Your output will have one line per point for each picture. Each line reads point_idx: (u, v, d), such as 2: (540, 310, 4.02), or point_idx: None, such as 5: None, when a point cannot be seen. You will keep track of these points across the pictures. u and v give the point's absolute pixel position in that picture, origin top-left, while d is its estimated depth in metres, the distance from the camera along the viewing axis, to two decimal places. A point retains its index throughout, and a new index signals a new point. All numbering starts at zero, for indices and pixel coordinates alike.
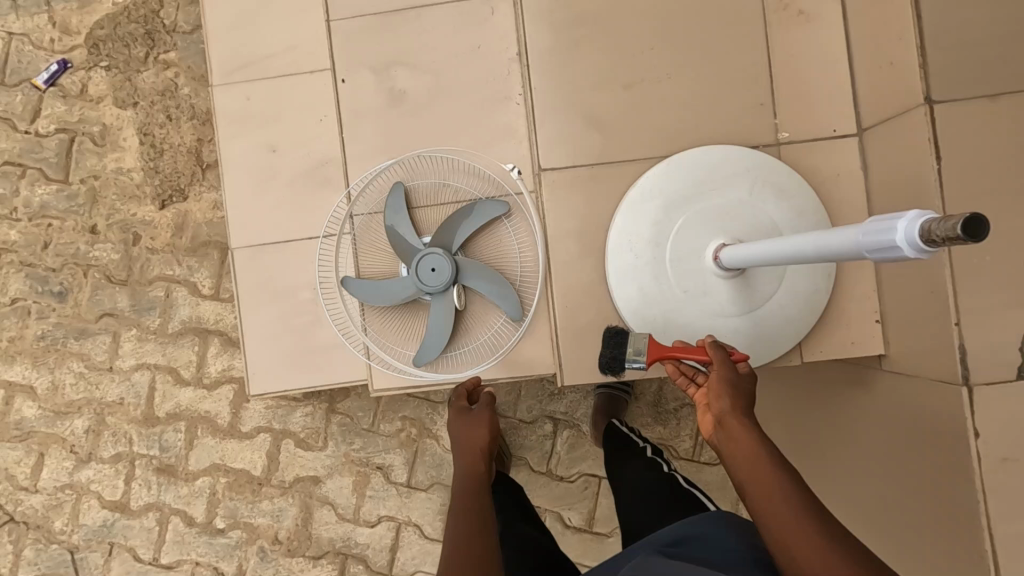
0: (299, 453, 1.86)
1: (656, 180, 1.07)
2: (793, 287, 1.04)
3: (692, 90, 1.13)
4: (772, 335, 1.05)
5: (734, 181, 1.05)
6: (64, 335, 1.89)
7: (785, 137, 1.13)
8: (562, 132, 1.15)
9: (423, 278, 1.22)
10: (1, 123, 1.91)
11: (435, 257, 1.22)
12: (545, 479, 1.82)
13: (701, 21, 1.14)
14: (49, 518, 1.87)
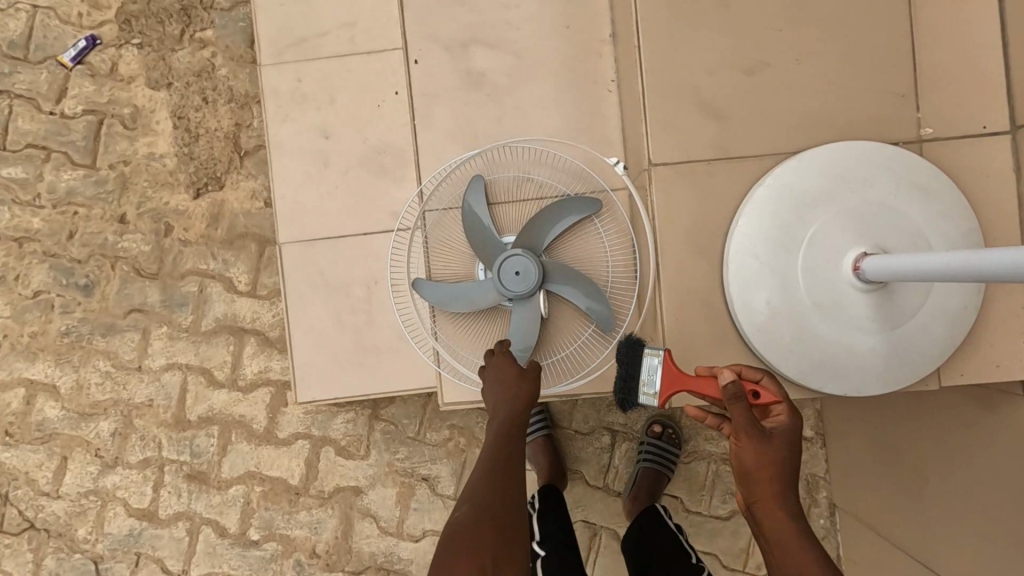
0: (340, 462, 1.75)
1: (790, 179, 0.97)
2: (939, 303, 0.93)
3: (816, 78, 1.02)
4: (915, 355, 0.94)
5: (874, 182, 0.95)
6: (90, 331, 1.77)
7: (929, 133, 1.01)
8: (673, 123, 1.05)
9: (506, 283, 1.14)
10: (24, 102, 1.78)
11: (518, 260, 1.13)
12: (601, 494, 1.72)
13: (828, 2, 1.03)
14: (72, 526, 1.76)
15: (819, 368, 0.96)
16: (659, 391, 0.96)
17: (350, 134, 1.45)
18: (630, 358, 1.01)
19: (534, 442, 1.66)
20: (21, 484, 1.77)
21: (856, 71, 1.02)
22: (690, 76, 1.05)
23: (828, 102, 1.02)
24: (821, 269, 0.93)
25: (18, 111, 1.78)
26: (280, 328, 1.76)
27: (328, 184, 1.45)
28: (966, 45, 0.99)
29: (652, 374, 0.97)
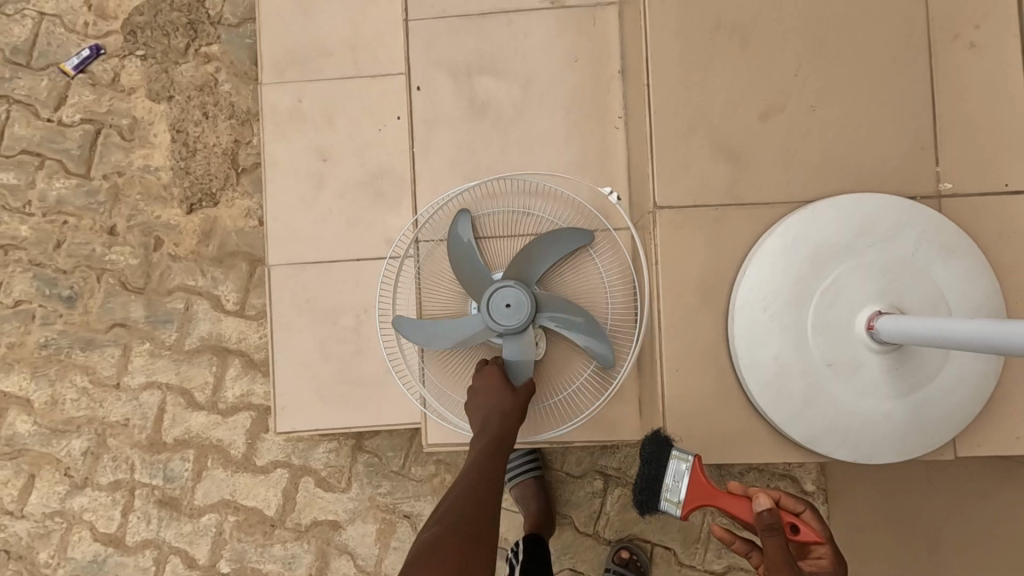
0: (319, 494, 1.67)
1: (804, 229, 0.91)
2: (959, 368, 0.87)
3: (832, 125, 0.98)
4: (930, 424, 0.88)
5: (892, 235, 0.90)
6: (69, 344, 1.71)
7: (948, 189, 0.96)
8: (684, 164, 1.01)
9: (496, 316, 1.07)
10: (21, 108, 1.75)
11: (507, 292, 1.08)
12: (591, 542, 1.64)
13: (849, 47, 0.99)
14: (34, 548, 1.68)
15: (827, 431, 0.90)
16: (683, 502, 0.92)
17: (348, 157, 1.41)
18: (654, 460, 0.96)
19: (521, 483, 1.57)
20: None
21: (876, 121, 0.98)
22: (704, 117, 1.01)
23: (844, 151, 0.98)
24: (834, 326, 0.88)
25: (15, 117, 1.75)
26: (265, 350, 1.70)
27: (323, 207, 1.41)
28: (986, 100, 0.96)
29: (677, 481, 0.93)
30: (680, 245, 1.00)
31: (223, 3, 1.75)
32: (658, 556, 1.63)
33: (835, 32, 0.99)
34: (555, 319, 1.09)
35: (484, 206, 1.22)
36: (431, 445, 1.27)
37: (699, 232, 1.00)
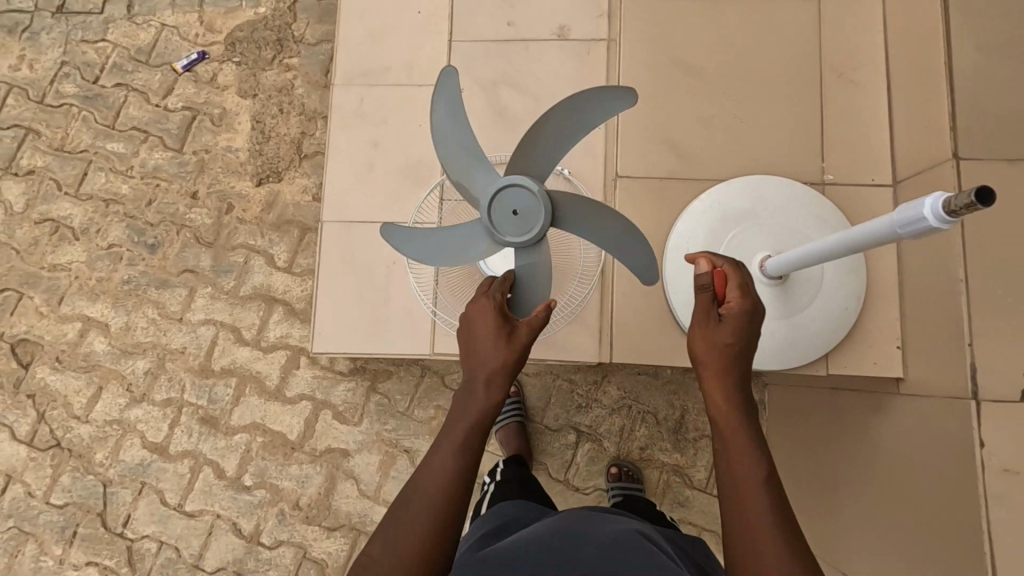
0: (335, 425, 1.97)
1: (718, 196, 1.25)
2: (827, 302, 1.18)
3: (750, 130, 1.34)
4: (803, 342, 1.18)
5: (782, 207, 1.23)
6: (146, 283, 2.08)
7: (830, 178, 1.30)
8: (643, 148, 1.36)
9: (501, 224, 1.08)
10: (137, 95, 2.20)
11: (510, 198, 1.08)
12: (561, 487, 1.90)
13: (767, 78, 1.35)
14: (92, 449, 1.99)
15: None
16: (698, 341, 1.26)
17: (393, 143, 1.77)
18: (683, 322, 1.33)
19: (506, 426, 1.87)
20: (57, 405, 2.02)
21: (784, 130, 1.33)
22: (660, 118, 1.36)
23: (759, 150, 1.33)
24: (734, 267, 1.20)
25: (131, 101, 2.19)
26: (305, 302, 2.05)
27: (368, 181, 1.76)
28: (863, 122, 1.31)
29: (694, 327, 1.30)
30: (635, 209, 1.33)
31: (306, 27, 2.20)
32: None
33: (758, 67, 1.36)
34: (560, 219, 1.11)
35: None
36: None
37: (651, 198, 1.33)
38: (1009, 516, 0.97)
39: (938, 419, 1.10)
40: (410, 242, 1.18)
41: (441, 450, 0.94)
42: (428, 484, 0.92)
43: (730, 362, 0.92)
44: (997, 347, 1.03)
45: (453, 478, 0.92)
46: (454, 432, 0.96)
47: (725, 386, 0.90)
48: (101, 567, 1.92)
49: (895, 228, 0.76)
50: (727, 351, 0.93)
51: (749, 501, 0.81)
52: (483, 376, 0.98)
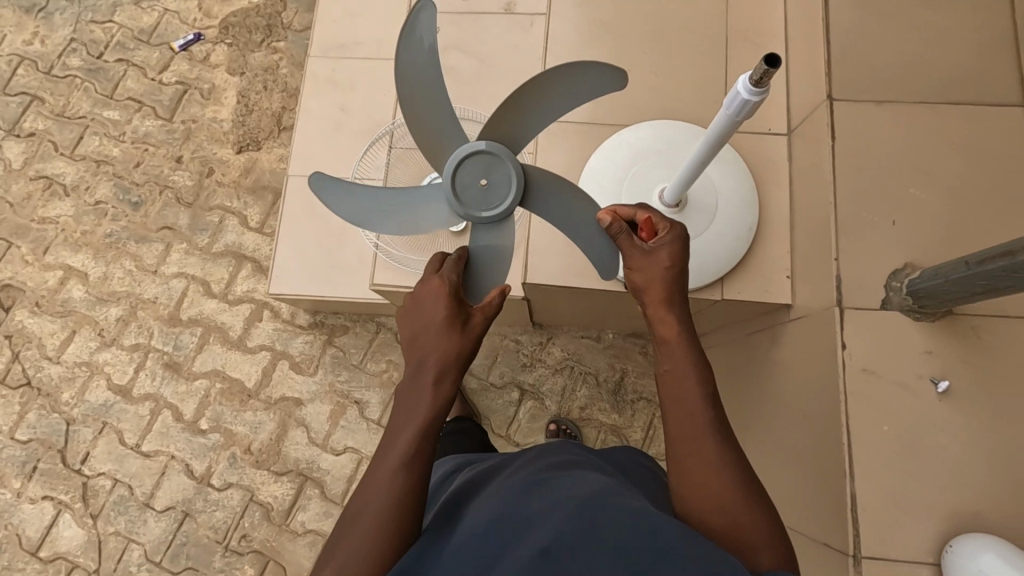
0: (291, 375, 2.07)
1: (627, 138, 1.39)
2: (721, 230, 1.30)
3: (665, 83, 1.49)
4: (698, 264, 1.29)
5: (684, 147, 1.36)
6: (127, 237, 2.22)
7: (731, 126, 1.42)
8: None
9: (465, 193, 1.01)
10: (136, 70, 2.40)
11: (478, 165, 1.00)
12: (502, 442, 1.98)
13: (681, 43, 1.51)
14: (60, 388, 2.09)
15: None
16: None
17: (361, 108, 1.94)
18: None
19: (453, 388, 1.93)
20: (32, 346, 2.13)
21: (697, 89, 1.48)
22: None
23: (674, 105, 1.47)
24: (638, 197, 1.33)
25: (130, 75, 2.39)
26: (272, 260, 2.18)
27: (334, 139, 1.91)
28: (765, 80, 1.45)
29: None
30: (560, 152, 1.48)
31: (295, 15, 2.40)
32: None
33: (674, 34, 1.52)
34: (528, 195, 1.04)
35: None
36: (377, 287, 1.61)
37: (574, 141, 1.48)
38: (865, 409, 1.07)
39: (813, 333, 1.20)
40: (356, 203, 1.10)
41: (391, 452, 0.86)
42: (376, 491, 0.84)
43: (671, 287, 0.96)
44: (860, 261, 1.14)
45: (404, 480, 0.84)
46: (403, 432, 0.88)
47: (671, 311, 0.94)
48: (56, 502, 1.99)
49: (727, 117, 0.89)
50: (666, 275, 0.97)
51: (699, 416, 0.88)
52: (434, 368, 0.90)
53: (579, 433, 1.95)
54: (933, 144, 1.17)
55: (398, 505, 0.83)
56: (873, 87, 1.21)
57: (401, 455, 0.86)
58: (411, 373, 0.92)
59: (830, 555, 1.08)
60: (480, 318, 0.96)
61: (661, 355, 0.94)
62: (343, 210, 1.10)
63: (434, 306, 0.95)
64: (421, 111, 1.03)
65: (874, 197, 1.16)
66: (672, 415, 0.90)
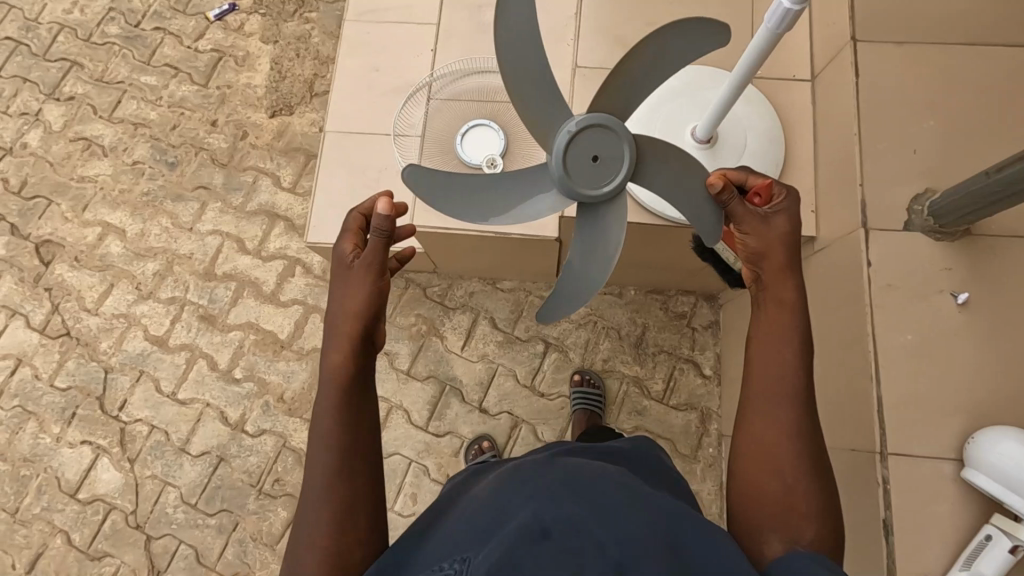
0: (322, 327, 2.13)
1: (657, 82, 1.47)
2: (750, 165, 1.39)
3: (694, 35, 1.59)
4: None
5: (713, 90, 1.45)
6: (164, 196, 2.30)
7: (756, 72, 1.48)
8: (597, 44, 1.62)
9: (576, 173, 0.95)
10: (172, 38, 2.48)
11: (591, 140, 0.94)
12: (527, 392, 2.04)
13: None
14: (98, 338, 2.16)
15: None
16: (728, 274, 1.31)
17: (392, 69, 1.96)
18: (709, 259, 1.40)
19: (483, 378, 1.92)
20: (71, 298, 2.20)
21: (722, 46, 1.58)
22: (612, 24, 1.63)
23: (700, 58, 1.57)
24: (671, 133, 1.40)
25: (167, 42, 2.47)
26: (304, 219, 2.25)
27: (368, 99, 1.95)
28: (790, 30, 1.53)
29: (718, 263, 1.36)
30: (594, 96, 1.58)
31: None
32: None
33: None
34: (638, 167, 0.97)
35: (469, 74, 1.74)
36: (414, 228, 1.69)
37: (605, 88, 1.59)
38: (890, 319, 1.14)
39: (837, 258, 1.27)
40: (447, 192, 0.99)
41: (317, 432, 0.93)
42: (313, 475, 0.91)
43: (788, 259, 0.97)
44: (883, 185, 1.22)
45: (333, 454, 0.91)
46: (323, 408, 0.94)
47: (788, 283, 0.96)
48: (95, 446, 2.06)
49: (769, 29, 0.98)
50: (785, 246, 0.98)
51: (782, 388, 0.93)
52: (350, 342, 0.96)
53: (602, 385, 2.01)
54: (951, 81, 1.24)
55: (333, 480, 0.90)
56: (894, 28, 1.29)
57: (324, 436, 0.93)
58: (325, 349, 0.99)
59: (855, 456, 1.14)
60: (372, 259, 0.99)
61: (766, 325, 0.97)
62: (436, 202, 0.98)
63: (336, 274, 1.01)
64: (523, 89, 0.97)
65: (896, 128, 1.24)
66: (756, 385, 0.94)
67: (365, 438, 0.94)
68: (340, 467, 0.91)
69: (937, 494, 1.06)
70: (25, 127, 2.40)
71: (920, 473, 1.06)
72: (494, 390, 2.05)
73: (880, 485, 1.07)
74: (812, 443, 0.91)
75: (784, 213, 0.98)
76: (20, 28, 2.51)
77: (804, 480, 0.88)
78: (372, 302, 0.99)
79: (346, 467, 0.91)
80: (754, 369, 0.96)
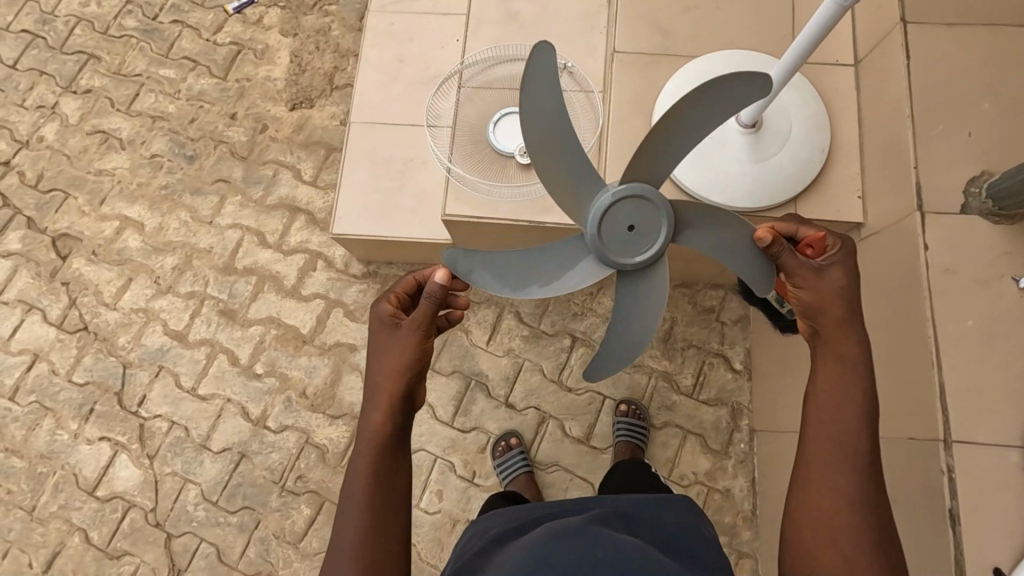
0: (345, 322, 2.10)
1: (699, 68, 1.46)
2: (795, 152, 1.36)
3: (731, 24, 1.58)
4: (773, 182, 1.35)
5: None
6: (183, 189, 2.27)
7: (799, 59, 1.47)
8: (635, 31, 1.61)
9: (613, 243, 0.93)
10: (190, 31, 2.45)
11: (626, 209, 0.91)
12: (554, 388, 2.00)
13: None
14: (117, 333, 2.12)
15: (711, 183, 1.36)
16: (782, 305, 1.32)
17: (417, 59, 1.93)
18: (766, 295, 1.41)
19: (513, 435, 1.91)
20: (88, 293, 2.17)
21: (760, 35, 1.57)
22: (648, 13, 1.62)
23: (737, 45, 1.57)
24: None
25: (185, 35, 2.44)
26: (326, 212, 2.21)
27: (393, 90, 1.92)
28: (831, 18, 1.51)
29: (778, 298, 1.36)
30: (630, 80, 1.57)
31: None
32: (608, 406, 1.98)
33: None
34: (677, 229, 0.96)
35: (500, 61, 1.70)
36: (446, 218, 1.63)
37: (642, 75, 1.57)
38: (949, 305, 1.11)
39: (889, 244, 1.25)
40: (484, 273, 0.96)
41: (350, 495, 0.95)
42: (343, 540, 0.92)
43: (849, 310, 0.96)
44: (938, 167, 1.20)
45: (366, 521, 0.93)
46: (358, 471, 0.96)
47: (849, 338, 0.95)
48: (113, 443, 2.02)
49: (835, 4, 0.95)
50: (844, 297, 0.96)
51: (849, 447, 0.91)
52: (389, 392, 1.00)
53: (647, 415, 1.94)
54: (1006, 61, 1.22)
55: (364, 549, 0.91)
56: (945, 9, 1.26)
57: (358, 501, 0.94)
58: (364, 409, 1.01)
59: (916, 446, 1.12)
60: (417, 327, 1.02)
61: (829, 381, 0.96)
62: (476, 282, 0.96)
63: (378, 335, 1.04)
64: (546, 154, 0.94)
65: (951, 110, 1.21)
66: (815, 440, 0.93)
67: (398, 509, 0.96)
68: (370, 535, 0.92)
69: (1005, 484, 1.03)
70: (41, 120, 2.37)
71: (985, 460, 1.04)
72: (520, 385, 2.01)
73: (944, 474, 1.05)
74: (876, 499, 0.89)
75: (841, 263, 0.97)
76: (36, 21, 2.49)
77: (872, 541, 0.87)
78: (414, 370, 1.01)
79: (376, 537, 0.92)
80: (814, 424, 0.95)
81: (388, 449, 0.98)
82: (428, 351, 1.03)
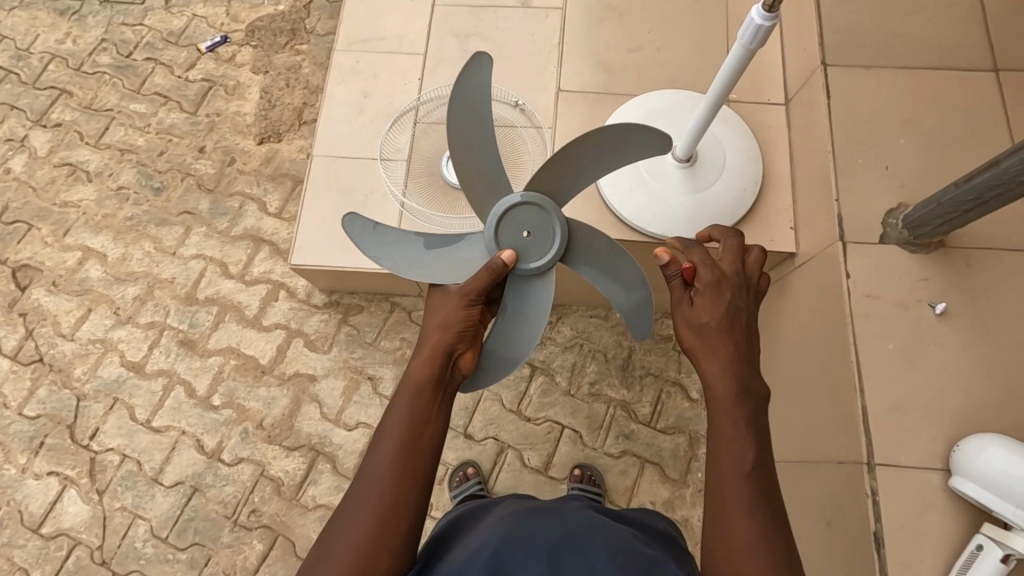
0: (304, 352, 2.09)
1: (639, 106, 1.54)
2: (729, 182, 1.43)
3: (672, 70, 1.69)
4: (710, 213, 1.41)
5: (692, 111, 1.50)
6: (147, 220, 2.29)
7: (733, 97, 1.56)
8: (581, 72, 1.73)
9: (531, 250, 1.13)
10: (163, 67, 2.50)
11: (508, 232, 1.13)
12: (513, 417, 2.00)
13: (683, 35, 1.73)
14: (73, 364, 2.10)
15: (650, 212, 1.42)
16: None
17: (382, 95, 1.92)
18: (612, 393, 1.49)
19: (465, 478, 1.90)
20: (46, 323, 2.16)
21: (694, 75, 1.68)
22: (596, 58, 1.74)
23: (676, 84, 1.68)
24: None
25: (157, 71, 2.49)
26: (290, 243, 2.23)
27: (358, 122, 1.90)
28: (765, 59, 1.60)
29: None
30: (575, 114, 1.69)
31: (318, 21, 2.52)
32: (567, 435, 1.98)
33: (677, 31, 1.74)
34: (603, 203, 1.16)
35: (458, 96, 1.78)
36: None
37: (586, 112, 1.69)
38: (869, 328, 1.16)
39: (817, 271, 1.30)
40: (501, 351, 1.16)
41: (371, 472, 0.94)
42: (372, 475, 0.94)
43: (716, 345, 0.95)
44: (857, 199, 1.26)
45: (396, 458, 0.95)
46: (386, 448, 0.97)
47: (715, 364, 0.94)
48: (62, 477, 1.98)
49: (743, 45, 1.02)
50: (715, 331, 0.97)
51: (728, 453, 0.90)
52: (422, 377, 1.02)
53: (602, 482, 1.91)
54: (918, 101, 1.31)
55: (378, 525, 0.90)
56: (858, 57, 1.37)
57: (378, 480, 0.93)
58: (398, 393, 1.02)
59: (845, 470, 1.13)
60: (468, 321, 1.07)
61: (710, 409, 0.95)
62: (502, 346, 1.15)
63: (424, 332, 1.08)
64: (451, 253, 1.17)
65: (869, 146, 1.29)
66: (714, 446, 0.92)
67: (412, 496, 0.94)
68: (398, 473, 0.94)
69: (927, 503, 1.06)
70: (9, 153, 2.40)
71: (907, 482, 1.07)
72: (479, 415, 2.01)
73: (869, 496, 1.06)
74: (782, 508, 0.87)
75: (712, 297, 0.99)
76: (11, 57, 2.54)
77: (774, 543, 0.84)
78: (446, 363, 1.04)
79: (384, 516, 0.91)
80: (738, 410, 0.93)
81: (411, 435, 0.98)
82: (472, 318, 1.08)
